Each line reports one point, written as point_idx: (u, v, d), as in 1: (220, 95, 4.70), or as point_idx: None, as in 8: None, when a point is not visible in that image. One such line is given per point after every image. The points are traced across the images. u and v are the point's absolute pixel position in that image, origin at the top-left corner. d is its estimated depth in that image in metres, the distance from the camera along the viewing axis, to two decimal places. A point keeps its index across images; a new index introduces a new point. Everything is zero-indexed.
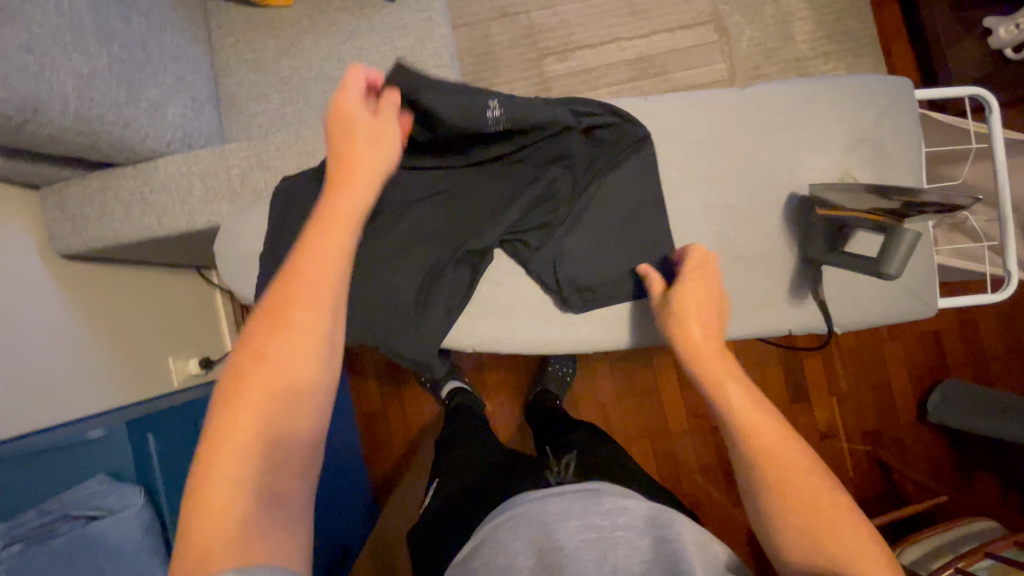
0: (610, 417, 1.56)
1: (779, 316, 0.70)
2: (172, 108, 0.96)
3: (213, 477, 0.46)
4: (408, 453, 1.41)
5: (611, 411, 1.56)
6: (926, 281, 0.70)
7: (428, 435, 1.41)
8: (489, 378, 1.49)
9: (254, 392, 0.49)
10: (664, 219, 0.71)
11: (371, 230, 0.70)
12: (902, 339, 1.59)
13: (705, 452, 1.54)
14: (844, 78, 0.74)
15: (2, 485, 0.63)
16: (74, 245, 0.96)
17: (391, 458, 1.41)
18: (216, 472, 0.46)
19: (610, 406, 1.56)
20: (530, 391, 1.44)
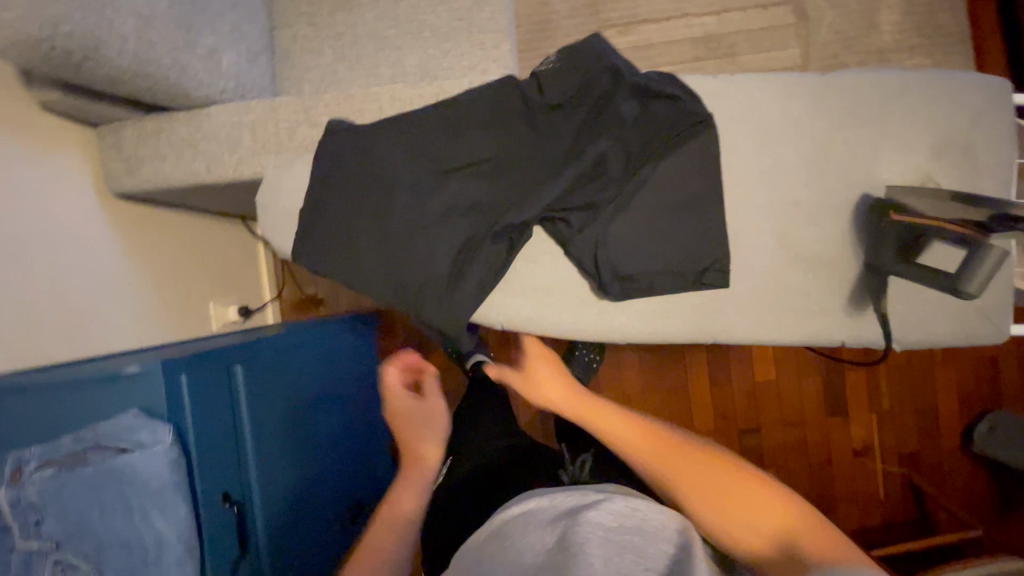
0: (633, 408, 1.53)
1: (832, 326, 0.66)
2: (227, 57, 0.96)
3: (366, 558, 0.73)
4: None
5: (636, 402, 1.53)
6: (1002, 304, 0.64)
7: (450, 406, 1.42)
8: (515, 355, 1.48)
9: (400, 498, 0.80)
10: (719, 211, 0.66)
11: (411, 195, 0.68)
12: (956, 361, 1.49)
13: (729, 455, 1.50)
14: (937, 71, 0.67)
15: (43, 410, 0.66)
16: (129, 185, 0.98)
17: None
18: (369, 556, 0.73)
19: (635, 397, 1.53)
20: None
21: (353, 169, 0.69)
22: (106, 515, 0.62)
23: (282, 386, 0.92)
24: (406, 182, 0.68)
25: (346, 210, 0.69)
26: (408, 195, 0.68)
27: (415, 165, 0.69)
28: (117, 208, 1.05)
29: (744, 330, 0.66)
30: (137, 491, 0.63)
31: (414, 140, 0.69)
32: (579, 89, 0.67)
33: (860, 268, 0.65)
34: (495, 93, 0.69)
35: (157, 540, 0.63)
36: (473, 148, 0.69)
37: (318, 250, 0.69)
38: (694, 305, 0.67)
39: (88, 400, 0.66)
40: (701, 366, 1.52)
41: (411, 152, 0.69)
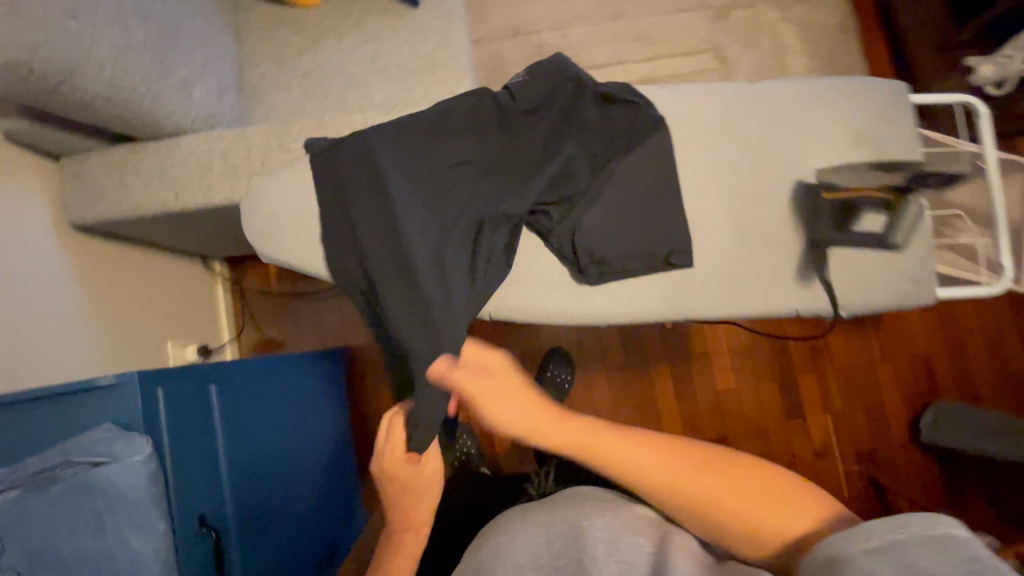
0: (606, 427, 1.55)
1: (787, 298, 0.71)
2: (200, 88, 0.99)
3: None
4: None
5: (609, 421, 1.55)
6: (927, 268, 0.72)
7: None
8: None
9: None
10: (677, 200, 0.73)
11: (400, 200, 0.72)
12: (894, 359, 1.60)
13: None
14: (843, 78, 0.79)
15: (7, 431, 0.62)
16: (90, 215, 0.97)
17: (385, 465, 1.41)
18: None
19: (608, 416, 1.55)
20: None
21: (345, 177, 0.74)
22: (75, 535, 0.58)
23: (257, 408, 0.89)
24: (398, 185, 0.73)
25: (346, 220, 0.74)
26: (399, 197, 0.72)
27: (405, 171, 0.74)
28: (76, 242, 1.02)
29: (710, 307, 0.72)
30: (111, 506, 0.59)
31: (402, 148, 0.74)
32: (544, 100, 0.75)
33: (804, 244, 0.72)
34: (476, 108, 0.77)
35: (131, 559, 0.59)
36: (454, 156, 0.75)
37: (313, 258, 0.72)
38: (665, 285, 0.73)
39: (54, 418, 0.63)
40: (668, 380, 1.58)
41: (400, 157, 0.74)
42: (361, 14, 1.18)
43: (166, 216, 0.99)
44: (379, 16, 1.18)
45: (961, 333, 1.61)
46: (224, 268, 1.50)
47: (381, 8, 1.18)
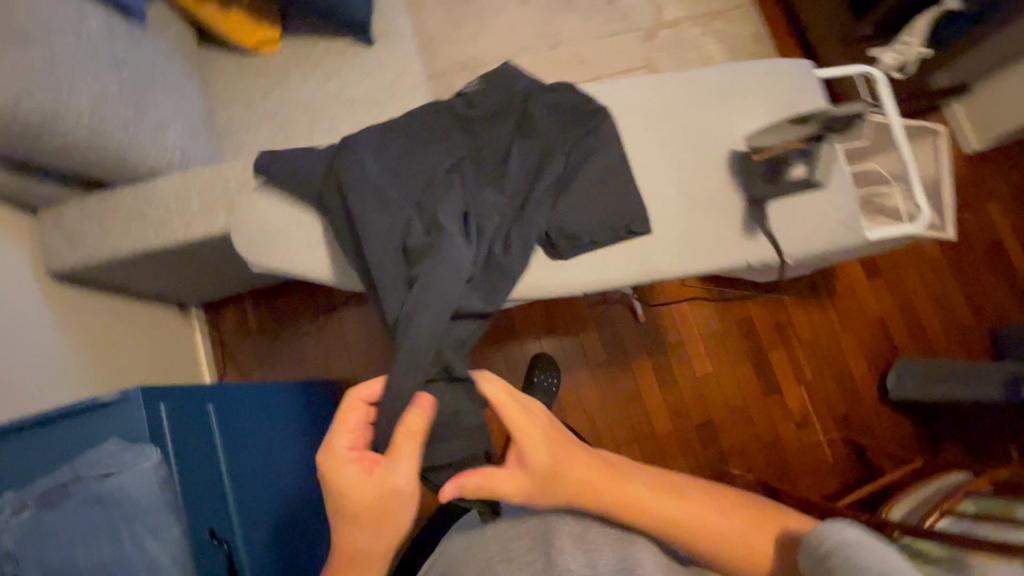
0: (596, 424, 1.59)
1: (737, 251, 0.79)
2: (173, 132, 1.04)
3: None
4: None
5: (597, 418, 1.60)
6: (854, 212, 0.82)
7: None
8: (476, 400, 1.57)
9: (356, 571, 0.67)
10: (627, 177, 0.82)
11: (387, 195, 0.81)
12: (853, 326, 1.71)
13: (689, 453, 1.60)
14: (756, 61, 0.90)
15: (19, 454, 0.64)
16: (70, 261, 0.99)
17: None
18: None
19: (596, 414, 1.60)
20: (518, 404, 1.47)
21: (327, 190, 0.81)
22: (92, 547, 0.60)
23: (254, 428, 0.90)
24: (385, 187, 0.81)
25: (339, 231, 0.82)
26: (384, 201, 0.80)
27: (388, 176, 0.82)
28: (53, 290, 1.03)
29: (672, 266, 0.79)
30: (123, 514, 0.61)
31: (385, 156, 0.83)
32: (502, 107, 0.84)
33: (746, 204, 0.81)
34: (450, 115, 0.86)
35: (147, 564, 0.60)
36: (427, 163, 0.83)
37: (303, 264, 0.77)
38: (629, 253, 0.80)
39: (60, 440, 0.65)
40: (649, 373, 1.64)
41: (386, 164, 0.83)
42: (321, 56, 1.26)
43: (145, 255, 1.01)
44: (339, 57, 1.27)
45: (908, 295, 1.74)
46: (202, 315, 1.51)
47: (339, 49, 1.27)
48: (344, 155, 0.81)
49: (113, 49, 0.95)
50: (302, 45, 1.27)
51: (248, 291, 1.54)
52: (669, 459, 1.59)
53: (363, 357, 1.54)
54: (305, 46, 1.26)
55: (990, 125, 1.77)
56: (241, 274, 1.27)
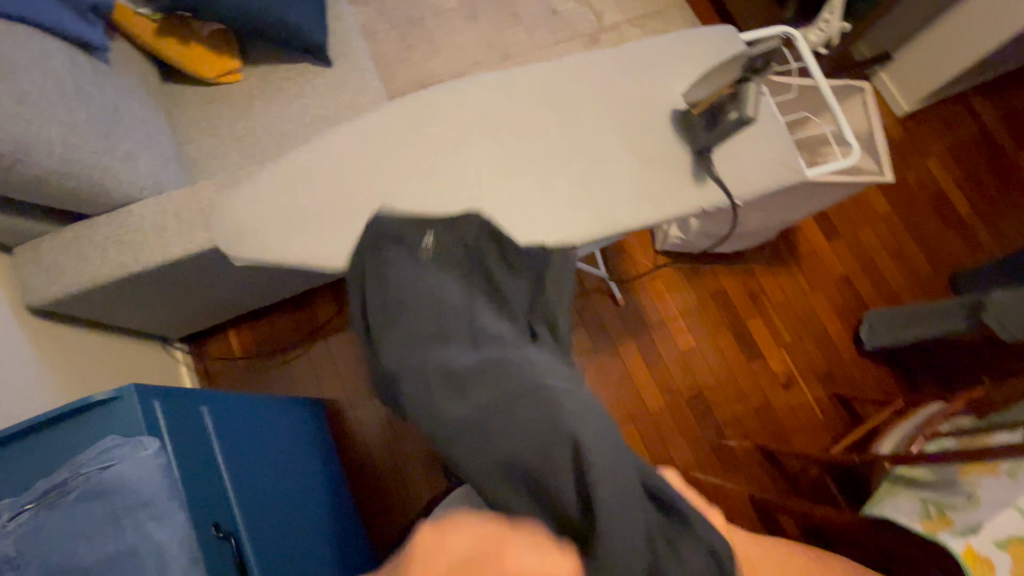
0: None
1: (691, 198, 0.85)
2: (145, 159, 1.07)
3: None
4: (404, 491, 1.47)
5: None
6: (790, 153, 0.90)
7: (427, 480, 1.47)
8: None
9: None
10: (581, 143, 0.87)
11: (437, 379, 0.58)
12: (822, 286, 1.78)
13: (684, 428, 1.63)
14: (687, 30, 0.97)
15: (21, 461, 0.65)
16: (49, 294, 1.00)
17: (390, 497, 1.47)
18: None
19: None
20: None
21: (299, 184, 0.83)
22: (94, 544, 0.60)
23: (250, 433, 0.90)
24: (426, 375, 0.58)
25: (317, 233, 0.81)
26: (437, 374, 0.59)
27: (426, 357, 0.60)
28: (31, 325, 1.03)
29: (632, 217, 0.84)
30: (128, 506, 0.61)
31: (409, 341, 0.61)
32: (459, 88, 0.89)
33: (691, 155, 0.87)
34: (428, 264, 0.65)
35: (157, 551, 0.61)
36: (392, 145, 0.86)
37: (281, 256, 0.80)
38: (594, 208, 0.84)
39: (59, 446, 0.66)
40: (636, 354, 1.67)
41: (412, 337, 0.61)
42: (282, 81, 1.32)
43: (126, 281, 1.03)
44: (299, 80, 1.32)
45: (868, 252, 1.83)
46: (184, 351, 1.51)
47: (299, 73, 1.32)
48: (314, 151, 0.85)
49: (80, 85, 0.99)
50: (263, 73, 1.32)
51: (229, 321, 1.54)
52: (668, 437, 1.62)
53: (351, 375, 1.55)
54: (266, 74, 1.32)
55: (915, 87, 1.91)
56: (221, 298, 1.29)
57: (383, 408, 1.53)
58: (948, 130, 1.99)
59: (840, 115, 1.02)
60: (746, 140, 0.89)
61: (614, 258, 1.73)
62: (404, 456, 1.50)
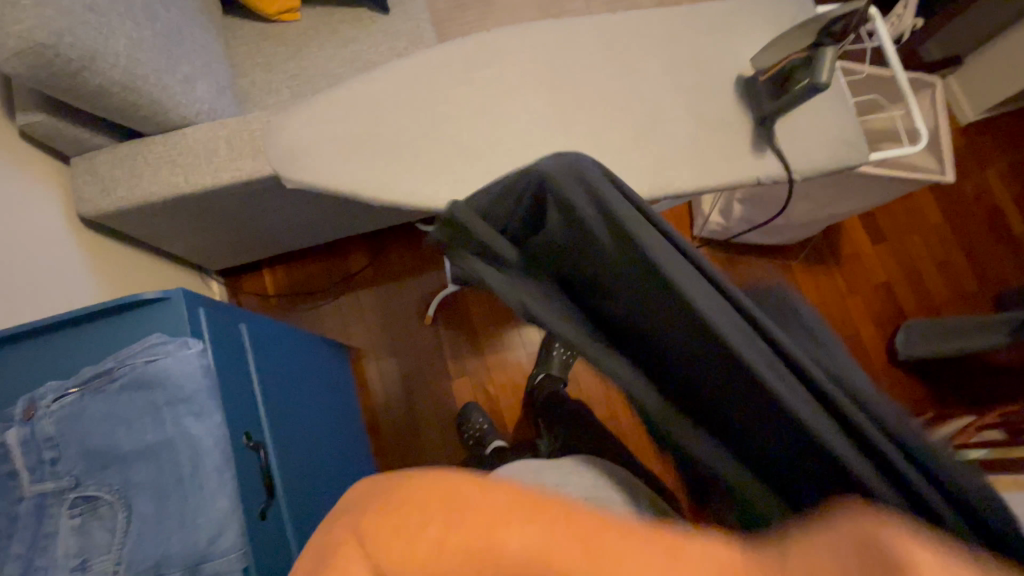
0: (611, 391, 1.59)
1: (748, 167, 0.83)
2: (202, 85, 1.08)
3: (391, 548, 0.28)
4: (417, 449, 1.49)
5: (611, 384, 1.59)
6: (856, 134, 0.87)
7: (440, 446, 1.49)
8: (495, 393, 1.53)
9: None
10: (639, 104, 0.86)
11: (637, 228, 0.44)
12: (861, 291, 1.73)
13: None
14: None
15: (72, 348, 0.68)
16: (102, 207, 1.03)
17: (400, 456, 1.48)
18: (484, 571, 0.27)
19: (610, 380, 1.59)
20: (532, 380, 1.45)
21: (352, 115, 0.84)
22: (134, 432, 0.62)
23: (281, 359, 0.92)
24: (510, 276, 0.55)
25: (370, 166, 0.82)
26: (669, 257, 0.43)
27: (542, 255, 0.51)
28: (83, 235, 1.07)
29: (685, 180, 0.82)
30: (167, 400, 0.63)
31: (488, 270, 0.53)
32: (522, 33, 0.88)
33: (753, 124, 0.85)
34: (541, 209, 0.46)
35: (192, 446, 0.63)
36: (450, 82, 0.86)
37: (333, 183, 0.80)
38: (645, 169, 0.82)
39: (102, 338, 0.68)
40: None
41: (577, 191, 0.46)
42: (339, 24, 1.32)
43: (175, 202, 1.05)
44: (355, 25, 1.32)
45: (913, 260, 1.77)
46: (220, 284, 1.55)
47: (356, 18, 1.32)
48: (374, 82, 0.86)
49: (148, 2, 1.00)
50: (320, 14, 1.32)
51: (264, 260, 1.57)
52: None
53: (381, 329, 1.57)
54: (324, 15, 1.32)
55: (981, 93, 1.83)
56: (260, 232, 1.31)
57: (405, 362, 1.55)
58: (1015, 143, 1.90)
59: (912, 102, 0.97)
60: (810, 115, 0.87)
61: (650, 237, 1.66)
62: (421, 413, 1.52)
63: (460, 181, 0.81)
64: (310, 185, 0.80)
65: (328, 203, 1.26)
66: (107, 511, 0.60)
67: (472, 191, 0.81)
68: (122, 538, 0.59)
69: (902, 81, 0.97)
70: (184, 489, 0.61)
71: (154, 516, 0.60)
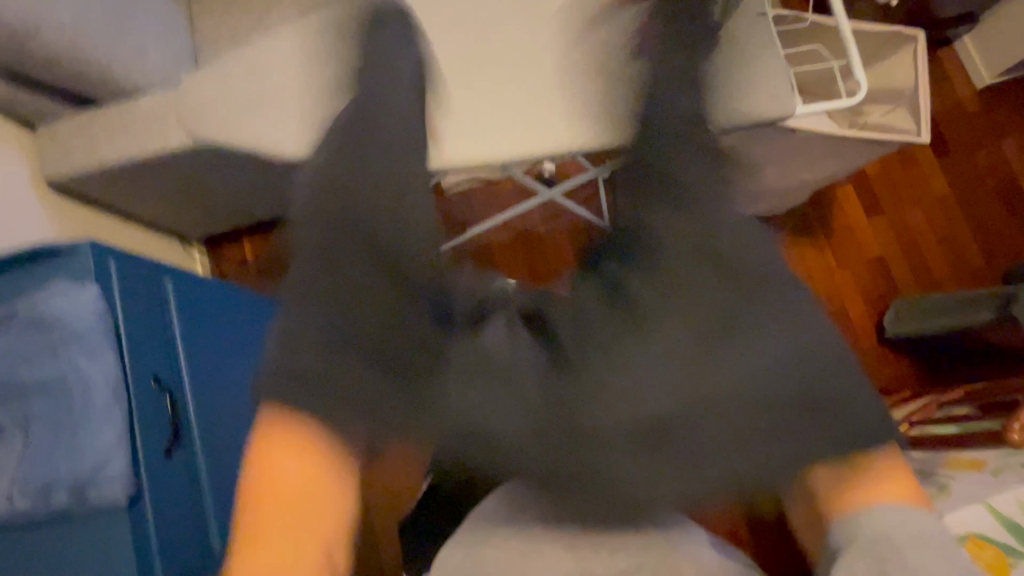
0: None
1: (659, 122, 0.81)
2: (153, 54, 1.13)
3: (267, 530, 0.60)
4: None
5: None
6: (782, 86, 0.82)
7: None
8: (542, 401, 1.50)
9: (288, 515, 0.60)
10: (546, 60, 0.85)
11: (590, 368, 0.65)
12: (851, 266, 1.59)
13: None
14: None
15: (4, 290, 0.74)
16: (62, 171, 1.09)
17: None
18: (284, 522, 0.60)
19: None
20: None
21: (261, 73, 0.85)
22: (35, 368, 0.69)
23: (221, 319, 0.94)
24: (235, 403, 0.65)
25: (461, 115, 0.83)
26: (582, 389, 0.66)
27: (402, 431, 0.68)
28: (48, 197, 1.13)
29: (589, 134, 0.81)
30: (63, 337, 0.69)
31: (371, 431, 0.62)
32: None
33: (668, 78, 0.82)
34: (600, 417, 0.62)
35: (81, 380, 0.68)
36: (522, 30, 0.86)
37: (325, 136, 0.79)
38: (550, 124, 0.82)
39: (29, 279, 0.74)
40: None
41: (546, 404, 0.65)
42: None
43: (130, 166, 1.08)
44: None
45: (912, 234, 1.63)
46: (202, 252, 1.62)
47: None
48: (384, 41, 0.86)
49: None
50: None
51: (244, 229, 1.63)
52: None
53: None
54: None
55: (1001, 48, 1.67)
56: (227, 199, 1.34)
57: None
58: None
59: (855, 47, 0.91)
60: (725, 66, 0.82)
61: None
62: None
63: (577, 118, 0.82)
64: (281, 157, 0.82)
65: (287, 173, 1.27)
66: (11, 436, 0.68)
67: None
68: (21, 459, 0.67)
69: (844, 29, 0.91)
70: (73, 421, 0.67)
71: (46, 444, 0.67)
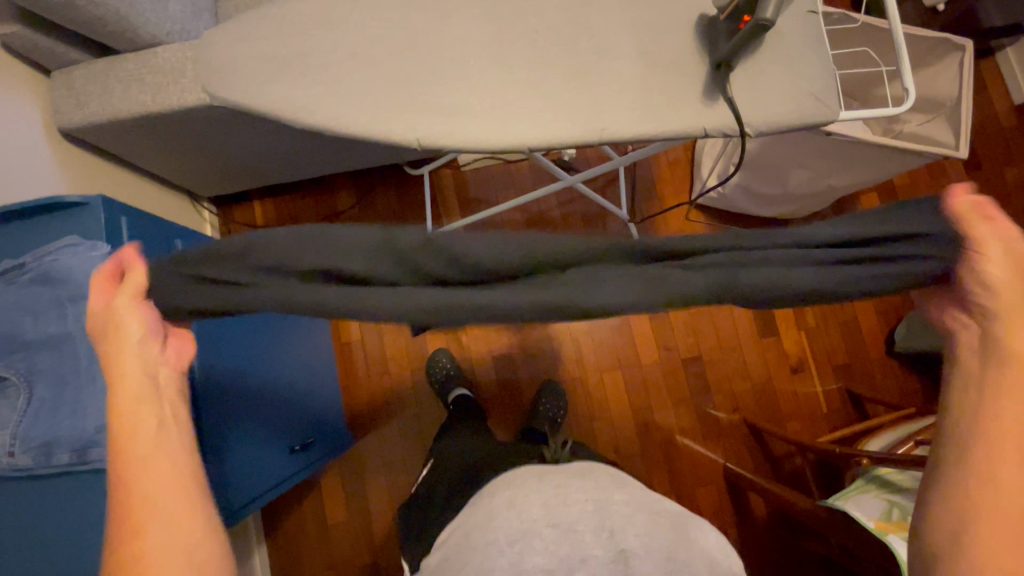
0: (589, 397, 1.47)
1: (696, 116, 0.78)
2: (174, 6, 1.09)
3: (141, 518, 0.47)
4: (383, 399, 1.44)
5: (588, 376, 1.48)
6: (827, 88, 0.79)
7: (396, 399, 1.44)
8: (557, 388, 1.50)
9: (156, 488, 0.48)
10: (584, 41, 0.81)
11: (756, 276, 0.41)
12: None
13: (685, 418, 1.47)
14: None
15: (15, 244, 0.73)
16: (76, 120, 1.06)
17: (367, 404, 1.44)
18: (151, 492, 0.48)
19: (588, 373, 1.48)
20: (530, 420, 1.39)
21: (286, 33, 0.81)
22: (40, 324, 0.68)
23: None
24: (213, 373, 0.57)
25: (491, 93, 0.80)
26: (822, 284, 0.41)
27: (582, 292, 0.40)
28: (61, 147, 1.11)
29: (623, 122, 0.78)
30: (70, 295, 0.67)
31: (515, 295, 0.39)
32: None
33: (709, 70, 0.79)
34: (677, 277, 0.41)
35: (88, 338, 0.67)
36: (560, 9, 0.83)
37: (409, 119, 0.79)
38: (584, 109, 0.79)
39: (39, 236, 0.72)
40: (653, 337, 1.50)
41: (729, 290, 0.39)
42: None
43: (147, 120, 1.05)
44: None
45: None
46: (212, 212, 1.60)
47: None
48: (415, 8, 0.83)
49: None
50: None
51: (256, 191, 1.61)
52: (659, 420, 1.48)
53: None
54: None
55: None
56: (241, 159, 1.31)
57: None
58: None
59: (905, 53, 0.87)
60: (770, 62, 0.79)
61: (639, 184, 1.56)
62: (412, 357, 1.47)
63: (611, 105, 0.78)
64: (299, 124, 0.79)
65: (306, 138, 1.24)
66: (14, 391, 0.67)
67: (397, 119, 0.78)
68: (21, 414, 0.67)
69: (897, 32, 0.87)
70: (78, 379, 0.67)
71: (50, 402, 0.67)
